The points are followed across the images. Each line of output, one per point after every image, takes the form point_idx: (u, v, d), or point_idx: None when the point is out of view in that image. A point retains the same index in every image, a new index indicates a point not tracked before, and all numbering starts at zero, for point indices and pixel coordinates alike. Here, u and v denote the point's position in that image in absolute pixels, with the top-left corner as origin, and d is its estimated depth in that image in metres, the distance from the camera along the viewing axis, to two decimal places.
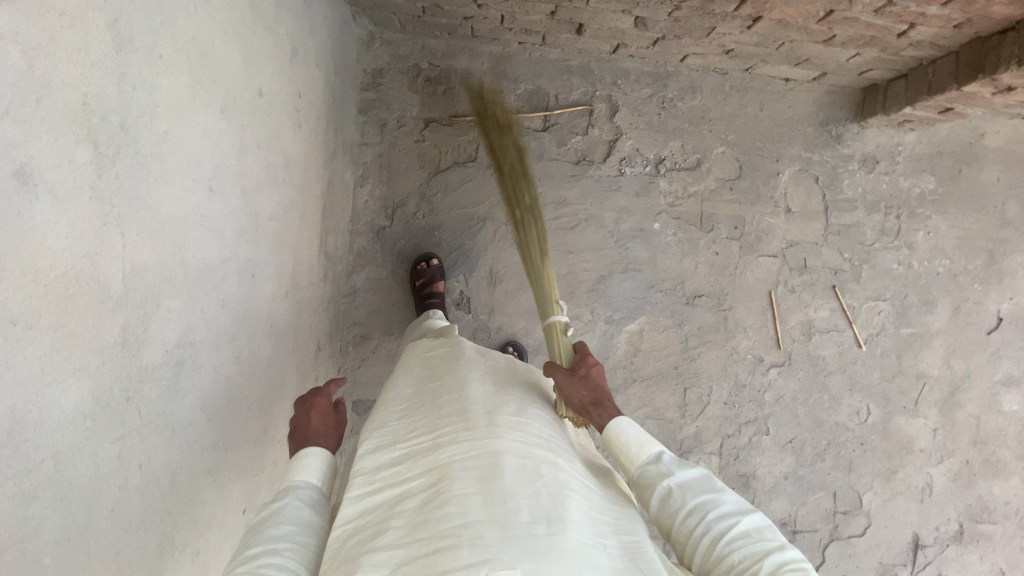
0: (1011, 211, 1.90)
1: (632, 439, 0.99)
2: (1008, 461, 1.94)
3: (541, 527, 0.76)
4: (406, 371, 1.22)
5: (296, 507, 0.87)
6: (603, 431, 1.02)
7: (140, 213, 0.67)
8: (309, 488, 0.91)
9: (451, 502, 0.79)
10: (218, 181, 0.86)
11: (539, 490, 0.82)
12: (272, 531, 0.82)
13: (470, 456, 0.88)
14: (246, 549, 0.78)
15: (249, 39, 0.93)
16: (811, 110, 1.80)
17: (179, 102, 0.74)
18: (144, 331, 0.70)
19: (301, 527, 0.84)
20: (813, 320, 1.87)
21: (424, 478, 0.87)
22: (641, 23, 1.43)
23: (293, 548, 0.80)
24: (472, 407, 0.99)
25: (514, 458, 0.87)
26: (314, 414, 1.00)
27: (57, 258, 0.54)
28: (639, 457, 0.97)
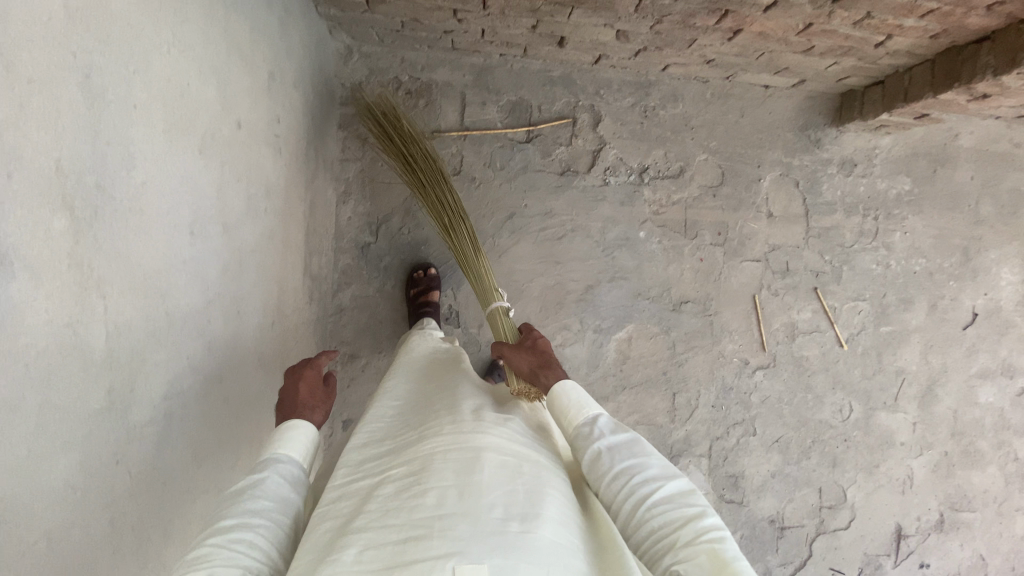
0: (985, 209, 1.95)
1: (574, 401, 1.01)
2: (985, 451, 2.00)
3: (513, 524, 0.75)
4: (405, 372, 1.24)
5: (276, 483, 0.86)
6: (548, 393, 1.05)
7: (122, 271, 0.65)
8: (291, 465, 0.91)
9: (426, 495, 0.79)
10: (200, 223, 0.84)
11: (517, 488, 0.81)
12: (248, 504, 0.81)
13: (451, 449, 0.87)
14: (220, 519, 0.78)
15: (225, 73, 0.90)
16: (791, 115, 1.82)
17: (156, 149, 0.71)
18: (131, 390, 0.68)
19: (278, 505, 0.84)
20: (796, 322, 1.91)
21: (403, 467, 0.87)
22: (623, 35, 1.43)
23: (267, 524, 0.80)
24: (462, 407, 0.99)
25: (496, 454, 0.86)
26: (303, 384, 1.01)
27: (37, 334, 0.53)
28: (577, 419, 0.98)
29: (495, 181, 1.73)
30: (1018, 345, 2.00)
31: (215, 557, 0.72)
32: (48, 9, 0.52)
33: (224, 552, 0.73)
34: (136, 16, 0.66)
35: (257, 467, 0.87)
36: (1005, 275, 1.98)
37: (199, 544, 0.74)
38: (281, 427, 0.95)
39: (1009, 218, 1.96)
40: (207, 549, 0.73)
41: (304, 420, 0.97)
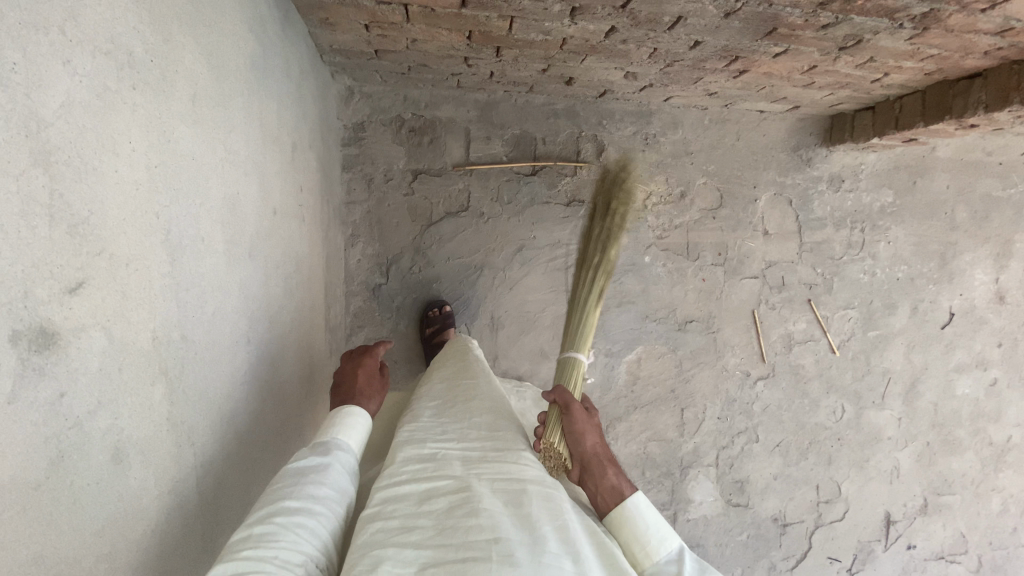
0: (960, 216, 2.05)
1: (651, 529, 0.90)
2: (963, 439, 2.16)
3: (567, 561, 0.72)
4: (441, 376, 1.19)
5: (338, 472, 0.81)
6: (615, 510, 0.93)
7: (200, 410, 0.64)
8: (348, 456, 0.86)
9: (482, 517, 0.75)
10: (254, 328, 0.83)
11: (565, 523, 0.78)
12: (311, 488, 0.76)
13: (497, 481, 0.85)
14: (284, 498, 0.72)
15: (264, 164, 0.87)
16: (783, 136, 1.89)
17: (219, 270, 0.69)
18: (211, 517, 0.69)
19: (338, 496, 0.78)
20: (792, 333, 2.01)
21: (451, 482, 0.83)
22: (631, 75, 1.44)
23: (327, 514, 0.74)
24: (505, 437, 0.96)
25: (541, 490, 0.84)
26: (361, 371, 1.04)
27: (147, 509, 0.53)
28: (653, 551, 0.87)
29: (504, 215, 1.73)
30: (990, 340, 2.13)
31: (281, 539, 0.66)
32: (134, 179, 0.50)
33: (289, 533, 0.67)
34: (199, 146, 0.63)
35: (318, 452, 0.82)
36: (979, 275, 2.09)
37: (263, 522, 0.68)
38: (341, 412, 0.93)
39: (981, 223, 2.06)
40: (272, 528, 0.67)
41: (360, 408, 0.96)
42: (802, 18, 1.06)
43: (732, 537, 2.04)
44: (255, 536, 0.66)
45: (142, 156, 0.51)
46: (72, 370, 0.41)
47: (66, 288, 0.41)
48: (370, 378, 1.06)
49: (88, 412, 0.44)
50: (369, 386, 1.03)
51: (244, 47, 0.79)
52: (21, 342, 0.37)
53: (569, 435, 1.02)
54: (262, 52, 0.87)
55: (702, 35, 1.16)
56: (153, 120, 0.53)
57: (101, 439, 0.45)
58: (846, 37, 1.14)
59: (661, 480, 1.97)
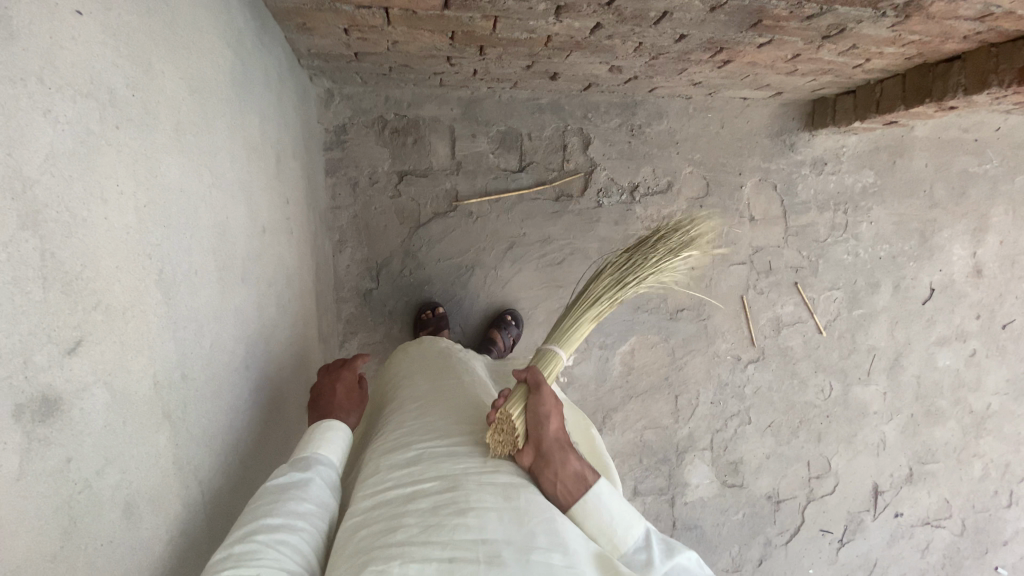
0: (938, 193, 2.09)
1: (614, 519, 0.87)
2: (945, 409, 2.23)
3: (556, 556, 0.71)
4: (425, 374, 1.15)
5: (319, 486, 0.79)
6: (578, 504, 0.87)
7: (207, 448, 0.63)
8: (330, 470, 0.83)
9: (468, 515, 0.74)
10: (251, 353, 0.81)
11: (553, 519, 0.77)
12: (292, 504, 0.73)
13: (483, 476, 0.83)
14: (263, 517, 0.69)
15: (251, 183, 0.85)
16: (767, 123, 1.90)
17: (215, 302, 0.68)
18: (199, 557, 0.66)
19: (320, 510, 0.76)
20: (780, 316, 2.04)
21: (437, 480, 0.81)
22: (616, 69, 1.43)
23: (308, 531, 0.72)
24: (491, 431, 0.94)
25: (528, 487, 0.83)
26: (340, 385, 1.00)
27: (161, 554, 0.53)
28: (620, 543, 0.86)
29: (492, 214, 1.72)
30: (969, 313, 2.18)
31: (263, 558, 0.64)
32: (124, 223, 0.48)
33: (270, 553, 0.65)
34: (186, 178, 0.61)
35: (299, 466, 0.80)
36: (957, 250, 2.14)
37: (243, 541, 0.65)
38: (318, 426, 0.89)
39: (958, 200, 2.10)
40: (252, 547, 0.65)
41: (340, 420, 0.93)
42: (787, 9, 1.05)
43: (728, 517, 2.09)
44: (234, 555, 0.64)
45: (130, 198, 0.49)
46: (77, 434, 0.42)
47: (62, 350, 0.41)
48: (349, 390, 1.03)
49: (97, 471, 0.44)
50: (348, 399, 1.00)
51: (222, 63, 0.76)
52: (23, 414, 0.37)
53: (532, 417, 0.92)
54: (240, 65, 0.84)
55: (688, 28, 1.15)
56: (138, 158, 0.51)
57: (110, 498, 0.45)
58: (830, 26, 1.14)
59: (658, 466, 2.00)
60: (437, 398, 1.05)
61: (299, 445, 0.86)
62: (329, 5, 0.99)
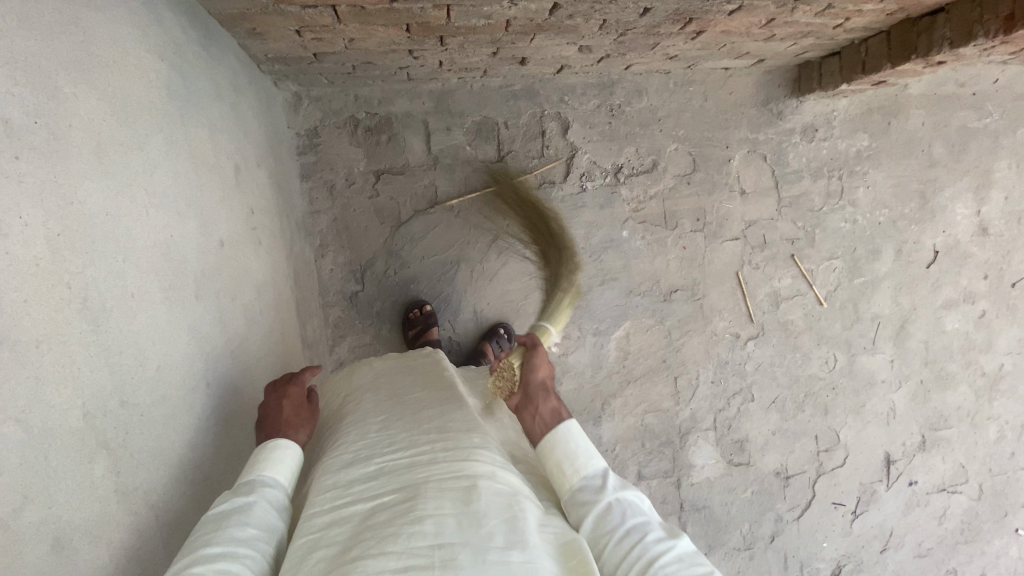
0: (937, 151, 2.01)
1: (580, 450, 0.93)
2: (955, 372, 2.17)
3: (515, 552, 0.71)
4: (388, 384, 1.12)
5: (264, 509, 0.75)
6: (549, 433, 0.96)
7: (159, 471, 0.63)
8: (277, 491, 0.79)
9: (424, 520, 0.73)
10: (213, 371, 0.80)
11: (515, 516, 0.76)
12: (233, 531, 0.69)
13: (444, 478, 0.81)
14: (200, 549, 0.65)
15: (201, 199, 0.84)
16: (751, 92, 1.84)
17: (161, 323, 0.67)
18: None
19: (265, 534, 0.72)
20: (778, 290, 1.99)
21: (396, 492, 0.81)
22: (585, 49, 1.39)
23: (254, 556, 0.68)
24: (455, 431, 0.92)
25: (492, 484, 0.81)
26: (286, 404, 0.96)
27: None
28: (580, 469, 0.91)
29: (474, 207, 1.69)
30: (976, 273, 2.11)
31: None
32: (32, 254, 0.48)
33: None
34: (111, 201, 0.60)
35: (243, 490, 0.75)
36: (960, 210, 2.06)
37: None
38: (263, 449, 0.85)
39: (959, 157, 2.03)
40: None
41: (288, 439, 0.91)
42: None
43: (736, 496, 2.07)
44: None
45: (39, 229, 0.49)
46: None
47: None
48: (297, 407, 0.99)
49: (15, 509, 0.44)
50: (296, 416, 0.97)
51: (155, 79, 0.74)
52: None
53: (525, 364, 1.08)
54: (180, 79, 0.82)
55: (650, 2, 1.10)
56: (47, 189, 0.51)
57: (36, 533, 0.46)
58: None
59: (662, 449, 1.98)
60: (401, 409, 1.03)
61: (242, 469, 0.82)
62: (273, 7, 0.96)
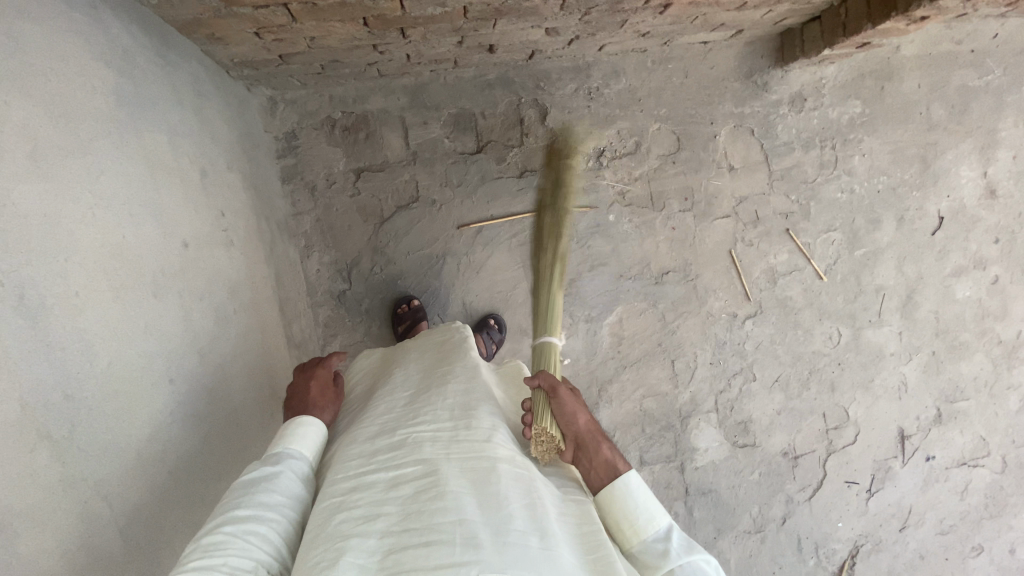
0: (936, 113, 1.94)
1: (641, 508, 0.91)
2: (970, 341, 2.07)
3: (533, 538, 0.76)
4: (413, 359, 1.14)
5: (289, 477, 0.85)
6: (607, 491, 0.95)
7: (114, 463, 0.66)
8: (302, 462, 0.89)
9: (447, 499, 0.78)
10: (178, 367, 0.82)
11: (535, 504, 0.81)
12: (261, 497, 0.80)
13: (466, 458, 0.86)
14: (232, 510, 0.76)
15: (159, 200, 0.86)
16: (734, 65, 1.80)
17: (113, 320, 0.69)
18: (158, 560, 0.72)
19: (290, 500, 0.82)
20: (775, 267, 1.95)
21: (419, 465, 0.84)
22: (552, 31, 1.38)
23: (278, 521, 0.79)
24: (477, 410, 0.96)
25: (511, 470, 0.86)
26: (314, 383, 1.02)
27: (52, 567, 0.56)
28: (643, 530, 0.90)
29: (456, 200, 1.70)
30: (987, 237, 2.02)
31: (227, 547, 0.71)
32: None
33: (238, 544, 0.72)
34: (50, 202, 0.62)
35: (272, 460, 0.86)
36: (965, 172, 1.98)
37: (211, 533, 0.73)
38: (291, 421, 0.94)
39: (960, 118, 1.95)
40: (220, 537, 0.72)
41: (314, 417, 0.97)
42: None
43: (743, 478, 2.04)
44: (203, 545, 0.71)
45: None
46: None
47: None
48: (324, 388, 1.05)
49: None
50: (321, 397, 1.02)
51: (100, 86, 0.76)
52: None
53: (561, 414, 1.03)
54: (131, 85, 0.85)
55: None
56: None
57: None
58: None
59: (663, 433, 1.96)
60: (424, 381, 1.05)
61: (274, 439, 0.92)
62: (224, 10, 0.98)
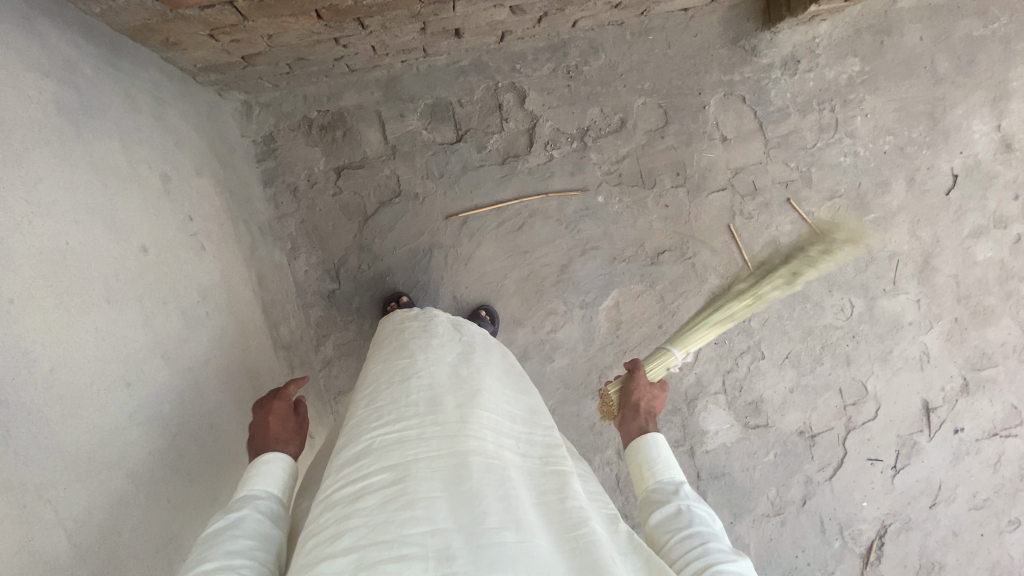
0: (942, 66, 1.82)
1: (660, 458, 0.95)
2: (995, 306, 1.93)
3: (510, 533, 0.69)
4: (382, 358, 1.08)
5: (257, 521, 0.81)
6: (635, 442, 0.99)
7: (58, 468, 0.69)
8: (268, 503, 0.86)
9: (417, 507, 0.71)
10: (135, 370, 0.85)
11: (509, 495, 0.75)
12: (227, 546, 0.75)
13: (435, 456, 0.79)
14: (197, 565, 0.72)
15: (110, 207, 0.88)
16: (718, 32, 1.73)
17: (54, 324, 0.72)
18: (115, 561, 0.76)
19: (259, 543, 0.79)
20: (777, 239, 1.87)
21: (386, 473, 0.77)
22: (517, 9, 1.35)
23: (248, 566, 0.74)
24: (444, 404, 0.90)
25: (483, 464, 0.79)
26: (273, 418, 0.98)
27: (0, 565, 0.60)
28: (658, 473, 0.93)
29: (439, 191, 1.68)
30: (1007, 193, 1.88)
31: None
32: None
33: None
34: None
35: (234, 506, 0.82)
36: (978, 126, 1.85)
37: None
38: (252, 463, 0.90)
39: (968, 69, 1.83)
40: None
41: (279, 452, 0.93)
42: None
43: (758, 460, 1.97)
44: None
45: None
46: None
47: None
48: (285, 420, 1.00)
49: None
50: (285, 429, 0.98)
51: (36, 96, 0.78)
52: None
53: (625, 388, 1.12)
54: (75, 93, 0.86)
55: None
56: None
57: None
58: None
59: (670, 417, 1.94)
60: (388, 379, 0.98)
61: (237, 485, 0.88)
62: (171, 13, 0.98)
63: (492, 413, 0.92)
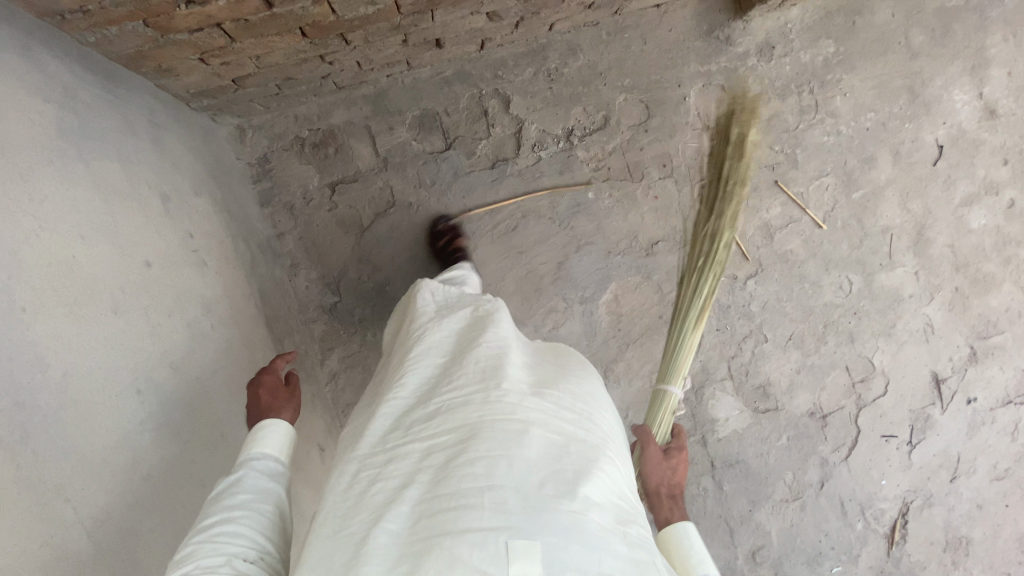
0: (917, 40, 1.86)
1: (693, 552, 0.98)
2: (995, 273, 1.92)
3: (563, 501, 0.72)
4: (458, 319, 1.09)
5: (255, 477, 0.86)
6: (667, 530, 1.02)
7: (73, 468, 0.74)
8: (267, 460, 0.90)
9: (476, 464, 0.75)
10: (145, 379, 0.90)
11: (566, 467, 0.77)
12: (226, 502, 0.81)
13: (497, 419, 0.81)
14: (201, 521, 0.78)
15: (113, 223, 0.93)
16: (692, 24, 1.78)
17: (65, 332, 0.78)
18: (135, 560, 0.80)
19: (260, 497, 0.84)
20: (768, 222, 1.91)
21: (451, 431, 0.81)
22: (494, 16, 1.40)
23: (249, 515, 0.80)
24: (510, 368, 0.91)
25: (544, 431, 0.81)
26: (263, 390, 1.02)
27: (23, 556, 0.65)
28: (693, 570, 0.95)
29: (433, 200, 1.71)
30: (994, 160, 1.89)
31: (200, 556, 0.73)
32: None
33: (209, 548, 0.74)
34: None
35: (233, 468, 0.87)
36: (957, 96, 1.88)
37: (184, 546, 0.75)
38: (252, 429, 0.94)
39: (942, 41, 1.87)
40: (191, 548, 0.74)
41: (275, 417, 0.96)
42: None
43: (771, 445, 1.96)
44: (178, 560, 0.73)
45: None
46: None
47: None
48: (275, 392, 1.03)
49: None
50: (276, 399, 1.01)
51: (37, 119, 0.84)
52: None
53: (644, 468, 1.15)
54: (74, 118, 0.92)
55: None
56: None
57: None
58: None
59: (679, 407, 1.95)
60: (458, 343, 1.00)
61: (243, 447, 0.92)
62: (162, 39, 1.05)
63: (559, 384, 0.93)
